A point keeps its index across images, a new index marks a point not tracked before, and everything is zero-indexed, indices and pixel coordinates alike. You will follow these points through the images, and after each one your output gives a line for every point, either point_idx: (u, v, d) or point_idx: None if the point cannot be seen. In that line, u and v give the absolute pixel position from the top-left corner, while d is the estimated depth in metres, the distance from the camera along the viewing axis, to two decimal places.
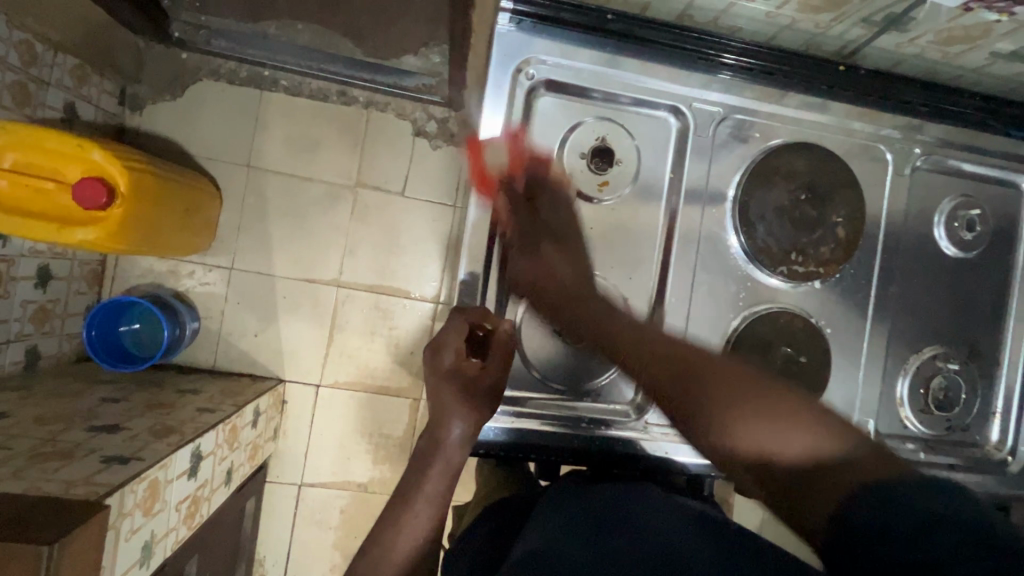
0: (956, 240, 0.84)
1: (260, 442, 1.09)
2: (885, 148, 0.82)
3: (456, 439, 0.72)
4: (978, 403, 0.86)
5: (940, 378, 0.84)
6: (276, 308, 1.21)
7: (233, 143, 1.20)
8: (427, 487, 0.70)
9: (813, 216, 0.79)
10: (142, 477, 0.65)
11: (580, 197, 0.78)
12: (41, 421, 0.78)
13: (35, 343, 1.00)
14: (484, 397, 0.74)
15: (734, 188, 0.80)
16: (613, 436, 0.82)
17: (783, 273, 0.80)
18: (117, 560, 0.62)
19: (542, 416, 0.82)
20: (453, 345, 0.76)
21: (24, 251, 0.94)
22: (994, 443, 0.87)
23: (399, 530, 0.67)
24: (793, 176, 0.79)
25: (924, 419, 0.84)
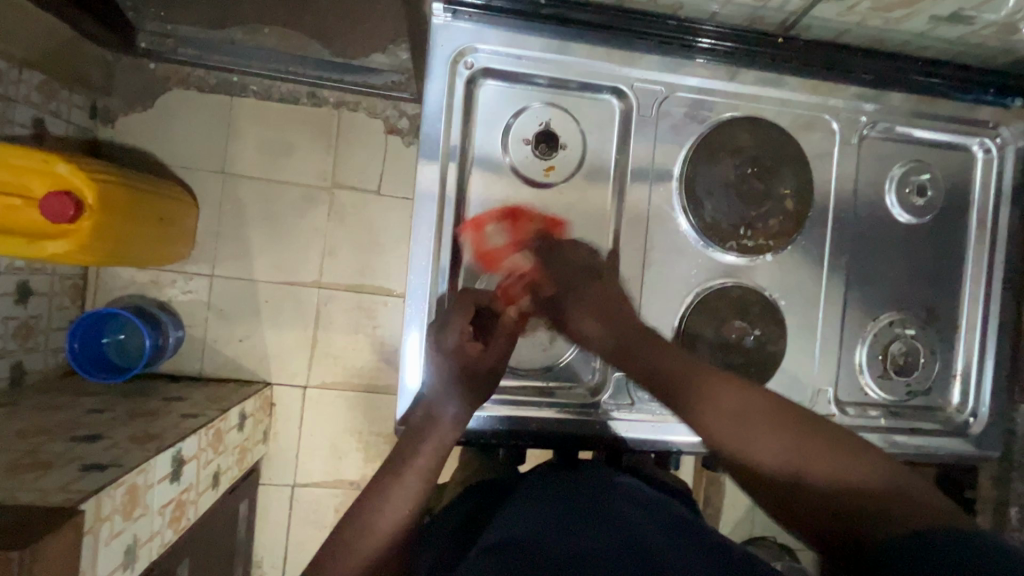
0: (908, 207, 0.84)
1: (248, 445, 1.10)
2: (835, 119, 0.82)
3: (451, 418, 0.72)
4: (938, 366, 0.86)
5: (899, 344, 0.84)
6: (259, 313, 1.22)
7: (205, 151, 1.20)
8: (419, 461, 0.70)
9: (760, 189, 0.80)
10: (120, 482, 0.67)
11: (524, 182, 0.79)
12: (24, 434, 0.79)
13: (19, 359, 1.01)
14: (482, 381, 0.75)
15: (679, 166, 0.80)
16: (575, 420, 0.81)
17: (735, 249, 0.80)
18: (98, 564, 0.63)
19: (513, 404, 0.80)
20: (458, 325, 0.73)
21: (3, 268, 0.95)
22: (956, 405, 0.88)
23: (388, 500, 0.67)
24: (738, 151, 0.80)
25: (884, 385, 0.85)
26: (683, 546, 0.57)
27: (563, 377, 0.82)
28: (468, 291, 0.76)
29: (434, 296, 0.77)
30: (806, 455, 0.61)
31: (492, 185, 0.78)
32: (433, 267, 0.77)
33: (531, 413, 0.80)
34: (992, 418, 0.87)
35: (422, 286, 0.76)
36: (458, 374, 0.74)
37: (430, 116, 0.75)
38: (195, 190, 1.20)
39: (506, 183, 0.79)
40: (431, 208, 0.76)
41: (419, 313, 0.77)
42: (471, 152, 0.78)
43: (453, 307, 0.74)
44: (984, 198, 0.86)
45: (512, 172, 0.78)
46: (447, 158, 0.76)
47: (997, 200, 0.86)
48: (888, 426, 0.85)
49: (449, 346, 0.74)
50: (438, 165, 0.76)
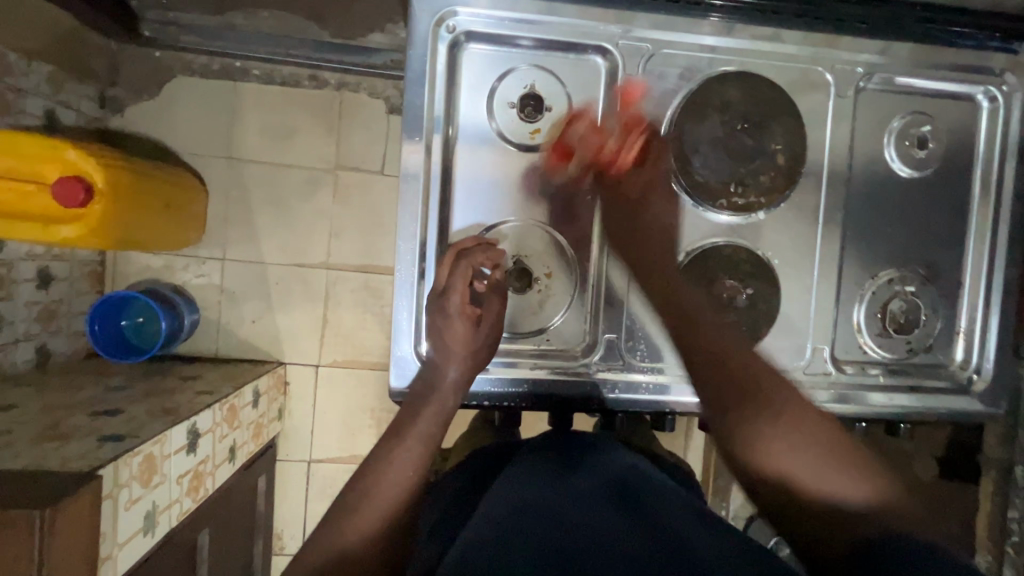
0: (909, 160, 0.82)
1: (264, 421, 1.14)
2: (834, 75, 0.80)
3: (450, 382, 0.75)
4: (941, 323, 0.84)
5: (899, 301, 0.83)
6: (270, 294, 1.25)
7: (210, 136, 1.22)
8: (420, 425, 0.72)
9: (751, 146, 0.78)
10: (136, 450, 0.70)
11: (510, 144, 0.78)
12: (47, 411, 0.83)
13: (44, 342, 1.05)
14: (481, 347, 0.77)
15: (666, 129, 0.79)
16: (567, 381, 0.81)
17: (726, 206, 0.80)
18: (119, 527, 0.67)
19: (504, 365, 0.81)
20: (459, 287, 0.74)
21: (22, 255, 0.98)
22: (960, 362, 0.86)
23: (391, 463, 0.69)
24: (728, 107, 0.78)
25: (882, 343, 0.83)
26: (674, 509, 0.58)
27: (553, 338, 0.82)
28: (464, 252, 0.75)
29: (422, 264, 0.78)
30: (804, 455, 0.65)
31: (478, 153, 0.79)
32: (421, 237, 0.77)
33: (524, 380, 0.81)
34: (999, 375, 0.85)
35: (411, 255, 0.77)
36: (460, 338, 0.75)
37: (413, 87, 0.75)
38: (203, 175, 1.23)
39: (493, 149, 0.79)
40: (417, 176, 0.76)
41: (406, 281, 0.78)
42: (457, 119, 0.78)
43: (451, 270, 0.75)
44: (993, 151, 0.83)
45: (499, 137, 0.78)
46: (432, 128, 0.76)
47: (1007, 153, 0.83)
48: (890, 387, 0.84)
49: (451, 310, 0.75)
50: (422, 135, 0.76)
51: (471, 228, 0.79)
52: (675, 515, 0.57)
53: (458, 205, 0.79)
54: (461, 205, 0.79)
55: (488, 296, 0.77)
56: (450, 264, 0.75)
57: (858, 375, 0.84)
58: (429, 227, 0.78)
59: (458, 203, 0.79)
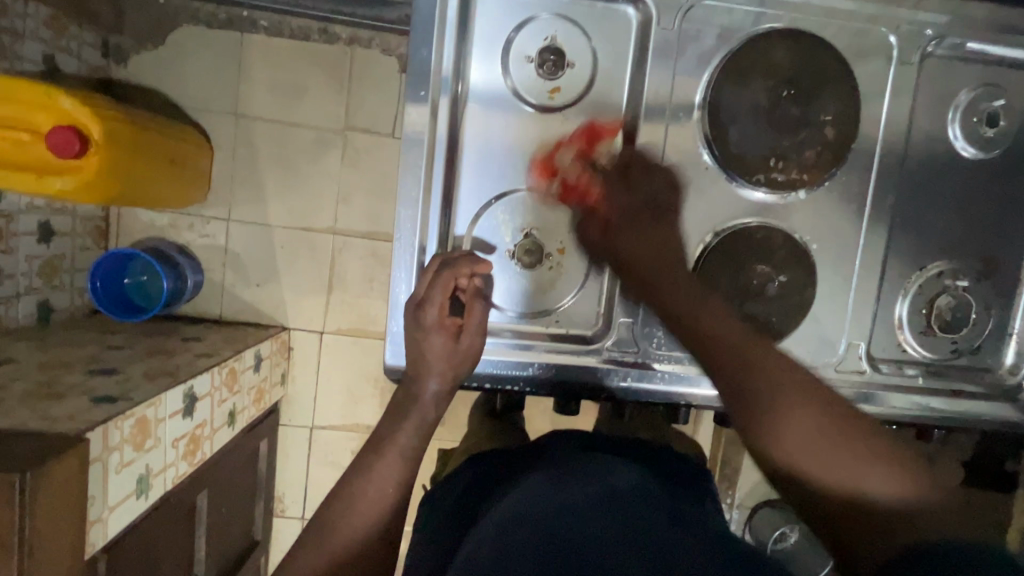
0: (974, 139, 0.74)
1: (266, 387, 1.12)
2: (893, 39, 0.72)
3: (431, 394, 0.70)
4: (992, 323, 0.78)
5: (949, 298, 0.76)
6: (275, 258, 1.22)
7: (216, 90, 1.17)
8: (401, 437, 0.67)
9: (797, 117, 0.70)
10: (129, 414, 0.68)
11: (527, 104, 0.73)
12: (43, 367, 0.81)
13: (47, 297, 1.04)
14: (465, 361, 0.71)
15: (701, 94, 0.72)
16: (575, 367, 0.77)
17: (763, 183, 0.73)
18: (109, 491, 0.65)
19: (510, 348, 0.77)
20: (437, 300, 0.70)
21: (22, 207, 0.96)
22: (1008, 366, 0.79)
23: (369, 479, 0.65)
24: (774, 70, 0.70)
25: (925, 342, 0.77)
26: (650, 508, 0.54)
27: (563, 320, 0.78)
28: (447, 262, 0.70)
29: (423, 233, 0.73)
30: (842, 462, 0.59)
31: (488, 117, 0.73)
32: (423, 204, 0.73)
33: (532, 363, 0.77)
34: None
35: (412, 226, 0.73)
36: (440, 352, 0.70)
37: (421, 41, 0.69)
38: (209, 131, 1.18)
39: (508, 111, 0.73)
40: (422, 140, 0.71)
41: (401, 267, 0.74)
42: (468, 78, 0.72)
43: (431, 281, 0.70)
44: None
45: (515, 98, 0.73)
46: (439, 88, 0.71)
47: None
48: (926, 387, 0.78)
49: (429, 324, 0.70)
50: (428, 95, 0.70)
51: (470, 220, 0.75)
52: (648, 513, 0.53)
53: (465, 172, 0.74)
54: (471, 171, 0.74)
55: (469, 307, 0.71)
56: (429, 274, 0.70)
57: (896, 374, 0.78)
58: (434, 194, 0.73)
59: (466, 169, 0.74)
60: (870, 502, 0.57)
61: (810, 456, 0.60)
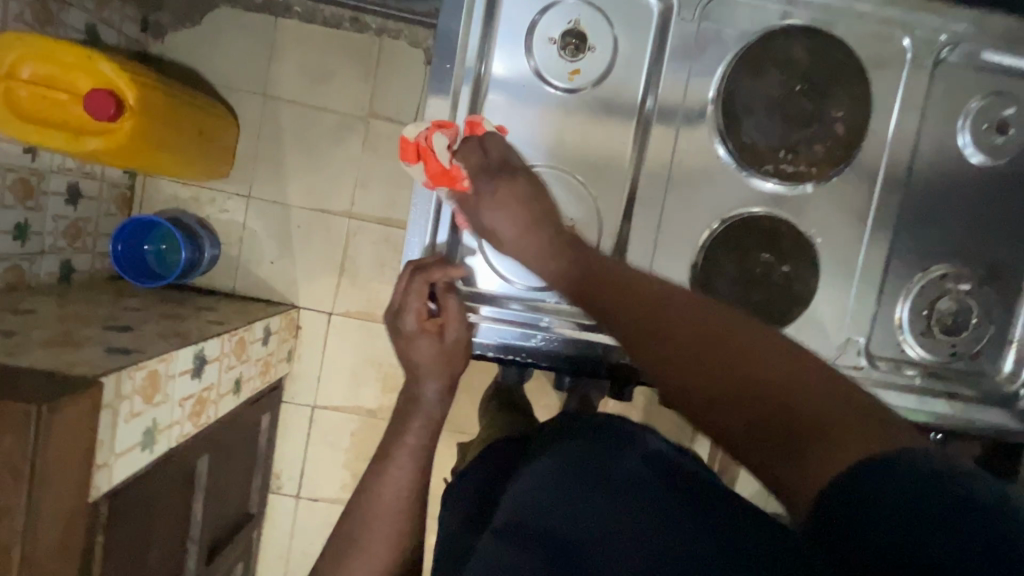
0: (983, 146, 0.75)
1: (272, 360, 1.14)
2: (908, 45, 0.73)
3: (431, 395, 0.73)
4: (992, 330, 0.77)
5: (948, 300, 0.76)
6: (291, 237, 1.25)
7: (248, 70, 1.21)
8: (408, 440, 0.72)
9: (809, 110, 0.72)
10: (141, 365, 0.70)
11: (546, 81, 0.74)
12: (62, 320, 0.83)
13: (69, 258, 1.07)
14: (454, 355, 0.72)
15: (715, 89, 0.74)
16: (581, 341, 0.77)
17: (771, 173, 0.74)
18: (117, 439, 0.67)
19: (516, 321, 0.77)
20: (414, 306, 0.71)
21: (54, 168, 0.99)
22: (1006, 374, 0.79)
23: (382, 484, 0.71)
24: (791, 64, 0.72)
25: (924, 343, 0.77)
26: (652, 489, 0.44)
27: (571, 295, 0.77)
28: (420, 267, 0.72)
29: (439, 200, 0.75)
30: (768, 379, 0.43)
31: (507, 91, 0.74)
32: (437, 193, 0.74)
33: (536, 334, 0.77)
34: None
35: (425, 215, 0.75)
36: (425, 354, 0.72)
37: (449, 17, 0.72)
38: (236, 109, 1.22)
39: (532, 95, 0.74)
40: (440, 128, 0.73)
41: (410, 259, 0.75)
42: (492, 60, 0.74)
43: (405, 286, 0.71)
44: None
45: (540, 81, 0.74)
46: (461, 76, 0.73)
47: None
48: (924, 388, 0.78)
49: (410, 330, 0.72)
50: (449, 86, 0.73)
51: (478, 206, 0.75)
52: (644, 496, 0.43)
53: None
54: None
55: (444, 302, 0.72)
56: (403, 278, 0.71)
57: (894, 374, 0.78)
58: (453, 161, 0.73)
59: None
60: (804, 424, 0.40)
61: (723, 376, 0.45)
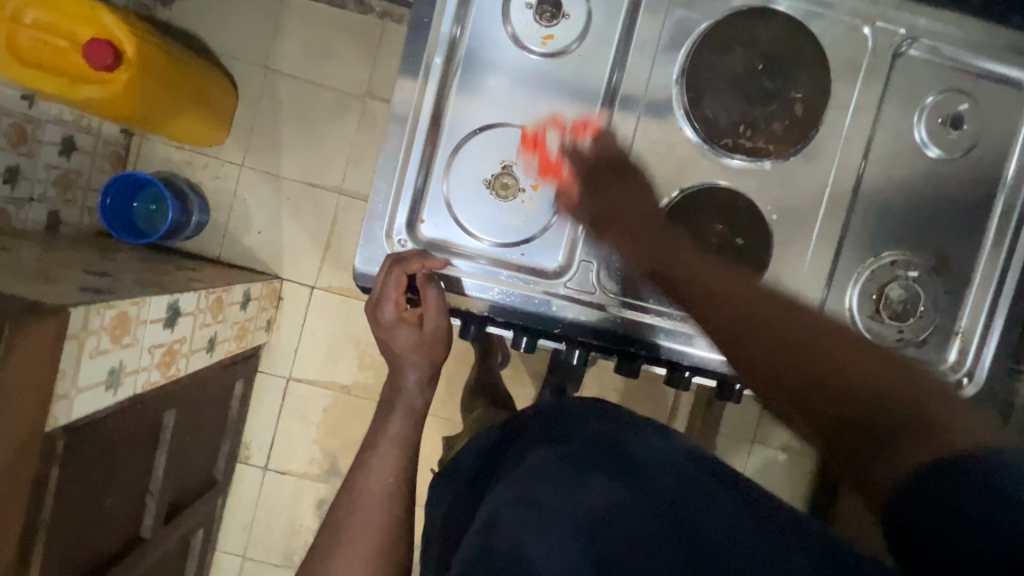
0: (940, 139, 0.70)
1: (250, 326, 1.15)
2: (869, 31, 0.69)
3: (413, 384, 0.71)
4: (941, 318, 0.71)
5: (898, 286, 0.70)
6: (281, 209, 1.26)
7: (252, 43, 1.24)
8: (392, 429, 0.70)
9: (770, 89, 0.68)
10: (112, 304, 0.71)
11: (514, 39, 0.68)
12: (42, 261, 0.85)
13: (57, 208, 1.08)
14: (435, 344, 0.70)
15: (681, 61, 0.68)
16: (544, 299, 0.71)
17: (728, 147, 0.69)
18: (80, 374, 0.68)
19: (475, 275, 0.70)
20: (392, 297, 0.67)
21: (51, 117, 1.00)
22: (951, 362, 0.72)
23: (367, 474, 0.67)
24: (753, 44, 0.68)
25: (872, 328, 0.71)
26: (693, 495, 0.53)
27: (532, 251, 0.71)
28: (398, 258, 0.67)
29: (406, 158, 0.68)
30: (859, 380, 0.51)
31: (468, 44, 0.68)
32: (402, 168, 0.68)
33: (494, 288, 0.70)
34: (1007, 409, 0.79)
35: (388, 189, 0.69)
36: (407, 344, 0.70)
37: None
38: (237, 80, 1.24)
39: (503, 60, 0.68)
40: (407, 116, 0.68)
41: (373, 235, 0.69)
42: (467, 22, 0.68)
43: (383, 277, 0.67)
44: None
45: (518, 45, 0.68)
46: (434, 48, 0.67)
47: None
48: None
49: (389, 320, 0.69)
50: (420, 71, 0.67)
51: (448, 156, 0.69)
52: (685, 481, 0.56)
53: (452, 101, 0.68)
54: (454, 126, 0.69)
55: (422, 293, 0.68)
56: (382, 271, 0.67)
57: None
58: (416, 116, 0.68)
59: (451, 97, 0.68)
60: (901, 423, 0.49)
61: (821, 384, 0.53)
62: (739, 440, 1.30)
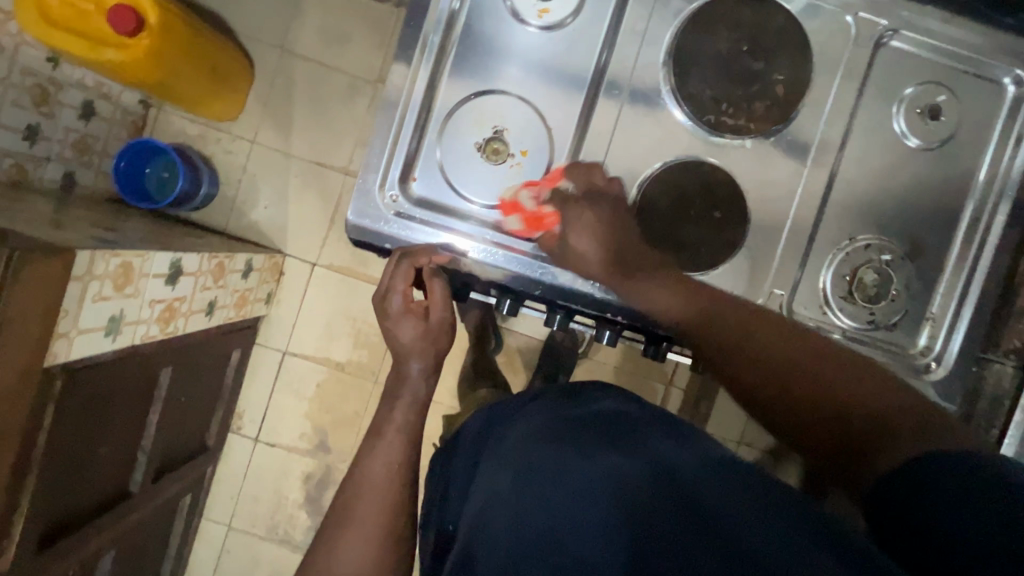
0: (919, 130, 0.71)
1: (249, 295, 1.18)
2: (853, 22, 0.71)
3: (417, 373, 0.71)
4: (912, 303, 0.73)
5: (872, 270, 0.72)
6: (288, 186, 1.30)
7: (270, 24, 1.28)
8: (397, 416, 0.69)
9: (755, 69, 0.70)
10: (117, 253, 0.74)
11: (511, 12, 0.71)
12: (54, 214, 0.88)
13: (73, 170, 1.12)
14: (439, 334, 0.72)
15: (669, 38, 0.71)
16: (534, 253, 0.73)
17: (709, 122, 0.71)
18: (83, 316, 0.71)
19: (463, 233, 0.73)
20: (401, 288, 0.70)
21: (73, 82, 1.04)
22: (920, 346, 0.74)
23: (373, 462, 0.66)
24: (741, 27, 0.70)
25: (845, 309, 0.73)
26: (703, 477, 0.49)
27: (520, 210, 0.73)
28: (406, 251, 0.70)
29: (401, 121, 0.71)
30: (848, 390, 0.56)
31: (467, 13, 0.71)
32: (395, 130, 0.71)
33: (480, 246, 0.73)
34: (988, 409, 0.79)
35: (382, 145, 0.71)
36: (411, 334, 0.72)
37: None
38: (254, 58, 1.28)
39: (499, 31, 0.71)
40: (397, 102, 0.70)
41: (367, 188, 0.71)
42: None
43: (391, 269, 0.70)
44: None
45: (515, 18, 0.71)
46: (433, 23, 0.70)
47: None
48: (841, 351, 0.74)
49: (396, 310, 0.72)
50: (413, 55, 0.70)
51: (442, 119, 0.71)
52: (691, 465, 0.50)
53: (448, 67, 0.71)
54: (449, 89, 0.71)
55: (428, 287, 0.70)
56: (391, 263, 0.70)
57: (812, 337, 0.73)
58: (417, 84, 0.70)
59: (448, 64, 0.71)
60: (872, 418, 0.54)
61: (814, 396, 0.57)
62: (726, 439, 1.30)
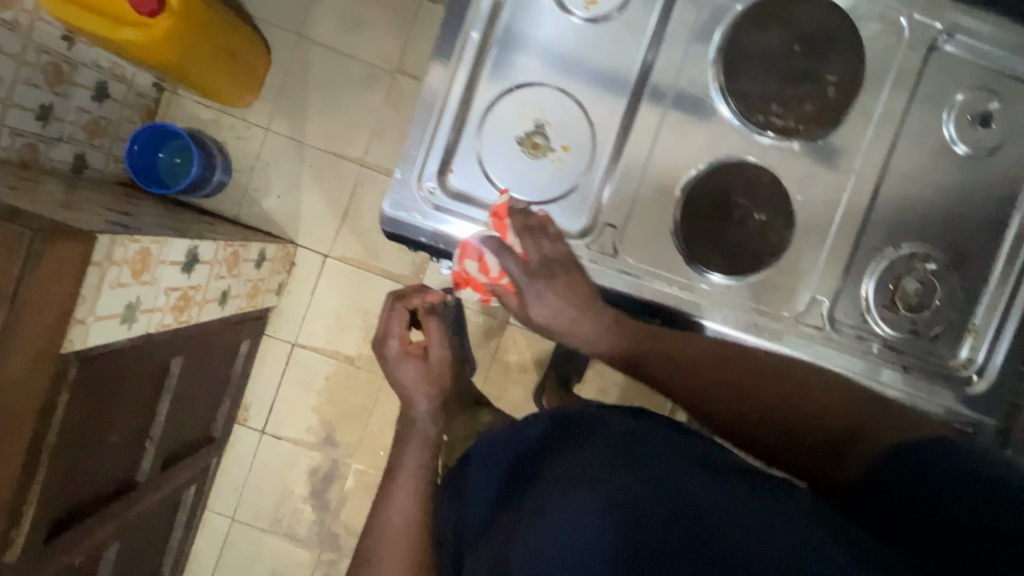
0: (969, 139, 0.71)
1: (261, 286, 1.16)
2: (905, 24, 0.70)
3: (424, 414, 0.76)
4: (955, 314, 0.72)
5: (914, 280, 0.71)
6: (302, 176, 1.28)
7: (288, 9, 1.25)
8: (408, 460, 0.72)
9: (796, 75, 0.69)
10: (136, 240, 0.73)
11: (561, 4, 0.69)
12: (69, 197, 0.86)
13: (85, 152, 1.10)
14: (440, 372, 0.79)
15: (720, 37, 0.70)
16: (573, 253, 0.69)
17: (760, 123, 0.70)
18: (100, 302, 0.70)
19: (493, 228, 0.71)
20: (399, 331, 0.80)
21: (88, 62, 1.02)
22: (962, 359, 0.73)
23: (390, 508, 0.68)
24: (783, 30, 0.69)
25: (887, 318, 0.72)
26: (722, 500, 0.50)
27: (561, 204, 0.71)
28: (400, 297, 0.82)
29: (442, 112, 0.69)
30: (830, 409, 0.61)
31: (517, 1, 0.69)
32: (435, 121, 0.69)
33: None
34: None
35: (422, 134, 0.69)
36: (413, 374, 0.78)
37: None
38: (271, 43, 1.26)
39: (548, 21, 0.70)
40: (436, 96, 0.69)
41: (406, 179, 0.70)
42: None
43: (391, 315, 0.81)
44: None
45: (561, 9, 0.69)
46: (475, 13, 0.68)
47: None
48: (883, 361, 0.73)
49: (396, 353, 0.79)
50: (453, 46, 0.69)
51: (485, 109, 0.70)
52: (710, 489, 0.52)
53: (494, 55, 0.69)
54: (492, 79, 0.70)
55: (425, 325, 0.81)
56: (388, 309, 0.82)
57: (854, 345, 0.72)
58: (456, 74, 0.69)
59: (494, 51, 0.69)
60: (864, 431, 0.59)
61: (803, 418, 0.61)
62: None
